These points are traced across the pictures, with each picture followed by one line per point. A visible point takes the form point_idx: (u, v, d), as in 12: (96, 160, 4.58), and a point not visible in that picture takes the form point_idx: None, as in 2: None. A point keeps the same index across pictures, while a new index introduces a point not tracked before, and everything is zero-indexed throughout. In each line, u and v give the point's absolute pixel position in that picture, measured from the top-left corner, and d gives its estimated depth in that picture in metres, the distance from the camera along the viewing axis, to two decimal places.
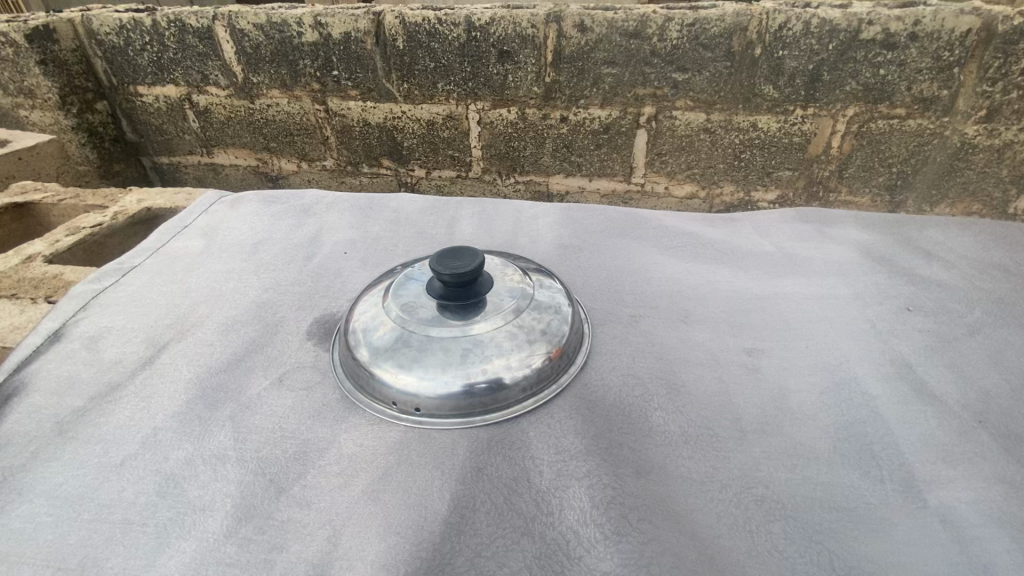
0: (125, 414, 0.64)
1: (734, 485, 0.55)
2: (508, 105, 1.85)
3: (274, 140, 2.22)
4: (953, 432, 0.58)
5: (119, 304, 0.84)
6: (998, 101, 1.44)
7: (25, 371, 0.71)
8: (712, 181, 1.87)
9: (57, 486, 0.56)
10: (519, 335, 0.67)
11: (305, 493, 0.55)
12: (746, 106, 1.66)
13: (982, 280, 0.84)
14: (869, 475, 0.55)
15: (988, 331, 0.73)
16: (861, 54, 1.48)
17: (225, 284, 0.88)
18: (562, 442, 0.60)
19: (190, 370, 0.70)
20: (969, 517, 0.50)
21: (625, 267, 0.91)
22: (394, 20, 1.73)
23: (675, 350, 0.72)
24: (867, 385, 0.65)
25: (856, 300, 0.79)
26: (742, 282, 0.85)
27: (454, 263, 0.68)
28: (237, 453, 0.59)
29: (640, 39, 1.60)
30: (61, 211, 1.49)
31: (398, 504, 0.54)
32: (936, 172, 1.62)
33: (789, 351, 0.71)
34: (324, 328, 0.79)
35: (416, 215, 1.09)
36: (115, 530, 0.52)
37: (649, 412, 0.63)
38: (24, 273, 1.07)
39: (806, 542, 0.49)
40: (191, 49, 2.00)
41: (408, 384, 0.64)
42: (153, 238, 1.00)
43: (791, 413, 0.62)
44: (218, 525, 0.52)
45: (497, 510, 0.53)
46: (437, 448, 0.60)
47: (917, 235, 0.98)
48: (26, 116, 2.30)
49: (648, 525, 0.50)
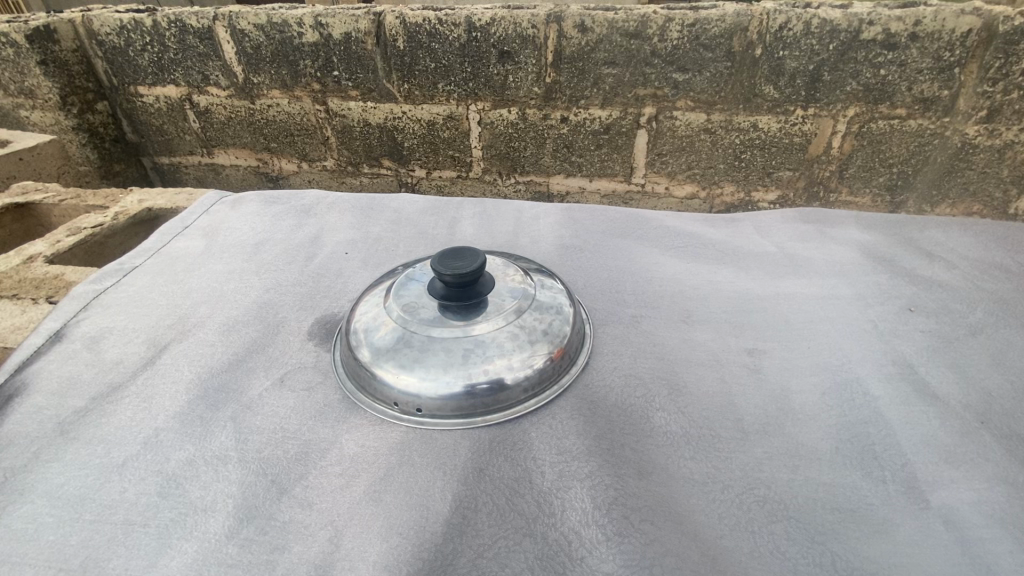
0: (126, 415, 0.64)
1: (736, 486, 0.55)
2: (508, 106, 1.85)
3: (274, 140, 2.22)
4: (955, 433, 0.58)
5: (120, 304, 0.84)
6: (998, 101, 1.45)
7: (26, 371, 0.71)
8: (712, 181, 1.87)
9: (59, 486, 0.56)
10: (520, 336, 0.67)
11: (306, 493, 0.55)
12: (746, 106, 1.66)
13: (983, 281, 0.84)
14: (870, 476, 0.55)
15: (989, 332, 0.73)
16: (861, 54, 1.48)
17: (227, 284, 0.88)
18: (564, 442, 0.60)
19: (192, 371, 0.70)
20: (972, 518, 0.50)
21: (625, 267, 0.91)
22: (394, 20, 1.73)
23: (676, 350, 0.72)
24: (869, 386, 0.65)
25: (857, 301, 0.79)
26: (744, 283, 0.85)
27: (455, 263, 0.68)
28: (239, 453, 0.59)
29: (640, 39, 1.60)
30: (62, 212, 1.49)
31: (399, 504, 0.54)
32: (937, 172, 1.62)
33: (790, 352, 0.71)
34: (325, 329, 0.79)
35: (417, 215, 1.09)
36: (116, 531, 0.52)
37: (651, 412, 0.63)
38: (25, 273, 1.07)
39: (809, 542, 0.49)
40: (191, 49, 2.01)
41: (409, 384, 0.64)
42: (154, 239, 1.00)
43: (793, 414, 0.62)
44: (220, 526, 0.52)
45: (499, 511, 0.53)
46: (438, 448, 0.60)
47: (918, 235, 0.98)
48: (27, 116, 2.30)
49: (650, 526, 0.50)
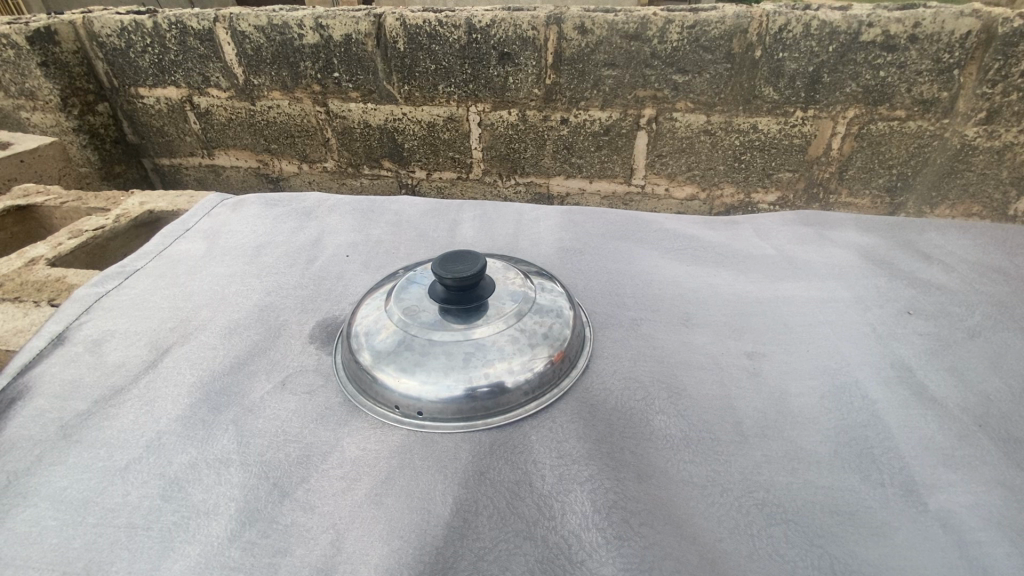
0: (128, 418, 0.64)
1: (735, 489, 0.55)
2: (508, 107, 1.86)
3: (274, 142, 2.22)
4: (953, 436, 0.59)
5: (121, 308, 0.84)
6: (998, 103, 1.45)
7: (29, 374, 0.71)
8: (712, 182, 1.87)
9: (61, 489, 0.57)
10: (520, 339, 0.68)
11: (308, 496, 0.56)
12: (746, 108, 1.66)
13: (981, 283, 0.84)
14: (869, 479, 0.55)
15: (987, 335, 0.73)
16: (861, 56, 1.48)
17: (228, 287, 0.88)
18: (564, 446, 0.60)
19: (194, 374, 0.70)
20: (969, 521, 0.51)
21: (625, 270, 0.91)
22: (395, 22, 1.74)
23: (675, 353, 0.73)
24: (867, 389, 0.65)
25: (856, 303, 0.79)
26: (743, 285, 0.86)
27: (456, 267, 0.68)
28: (241, 456, 0.59)
29: (640, 41, 1.60)
30: (63, 214, 1.50)
31: (401, 508, 0.54)
32: (937, 173, 1.63)
33: (790, 355, 0.71)
34: (326, 332, 0.79)
35: (417, 218, 1.10)
36: (119, 534, 0.52)
37: (650, 415, 0.64)
38: (26, 275, 1.08)
39: (807, 546, 0.50)
40: (192, 50, 2.01)
41: (410, 387, 0.64)
42: (155, 241, 1.00)
43: (792, 417, 0.62)
44: (222, 529, 0.52)
45: (500, 514, 0.53)
46: (439, 452, 0.60)
47: (917, 238, 0.98)
48: (28, 118, 2.31)
49: (650, 530, 0.51)
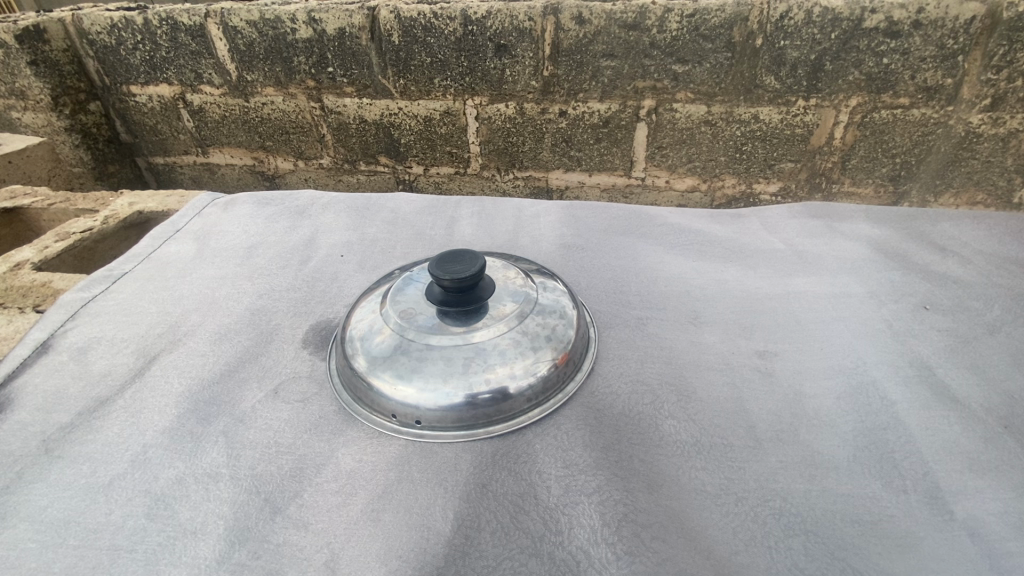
0: (114, 431, 0.62)
1: (751, 498, 0.52)
2: (505, 100, 1.81)
3: (269, 139, 2.18)
4: (978, 439, 0.56)
5: (108, 313, 0.81)
6: (1003, 89, 1.44)
7: (10, 386, 0.68)
8: (713, 173, 1.83)
9: (41, 509, 0.54)
10: (523, 342, 0.65)
11: (302, 513, 0.53)
12: (746, 98, 1.62)
13: (999, 275, 0.82)
14: (892, 485, 0.52)
15: (1009, 330, 0.70)
16: (864, 43, 1.44)
17: (219, 290, 0.85)
18: (570, 455, 0.58)
19: (182, 382, 0.68)
20: (999, 530, 0.48)
21: (630, 266, 0.88)
22: (389, 14, 1.69)
23: (684, 354, 0.70)
24: (886, 390, 0.62)
25: (870, 299, 0.77)
26: (753, 281, 0.83)
27: (454, 268, 0.65)
28: (231, 471, 0.57)
29: (638, 31, 1.56)
30: (52, 217, 1.46)
31: (399, 525, 0.51)
32: (940, 162, 1.60)
33: (803, 354, 0.68)
34: (321, 336, 0.77)
35: (414, 215, 1.06)
36: (101, 558, 0.49)
37: (660, 420, 0.61)
38: (10, 280, 1.04)
39: (828, 559, 0.47)
40: (183, 47, 1.97)
41: (408, 396, 0.61)
42: (144, 244, 0.97)
43: (807, 420, 0.60)
44: (209, 550, 0.49)
45: (504, 529, 0.50)
46: (439, 463, 0.58)
47: (930, 229, 0.95)
48: (20, 118, 2.28)
49: (662, 544, 0.48)
